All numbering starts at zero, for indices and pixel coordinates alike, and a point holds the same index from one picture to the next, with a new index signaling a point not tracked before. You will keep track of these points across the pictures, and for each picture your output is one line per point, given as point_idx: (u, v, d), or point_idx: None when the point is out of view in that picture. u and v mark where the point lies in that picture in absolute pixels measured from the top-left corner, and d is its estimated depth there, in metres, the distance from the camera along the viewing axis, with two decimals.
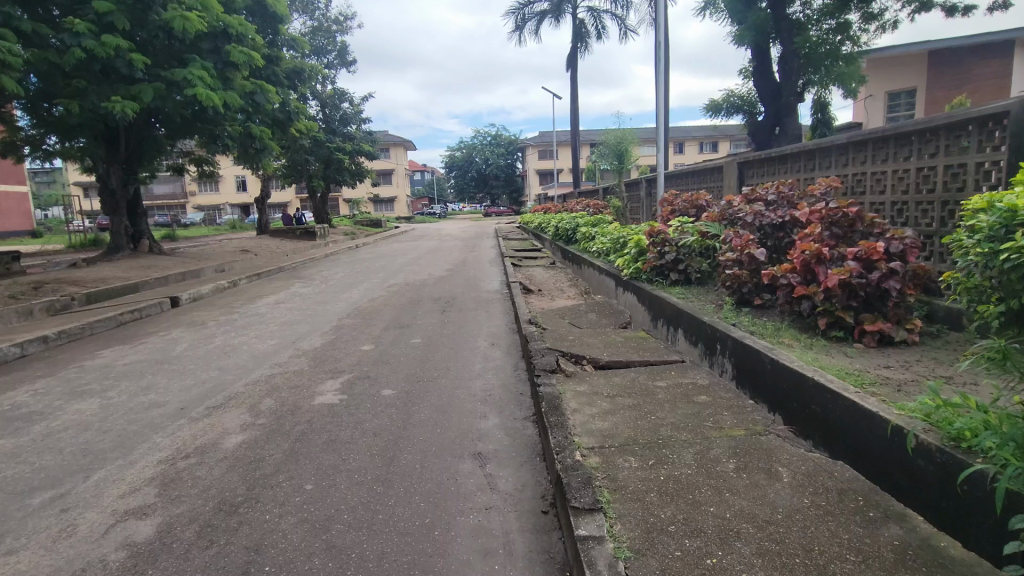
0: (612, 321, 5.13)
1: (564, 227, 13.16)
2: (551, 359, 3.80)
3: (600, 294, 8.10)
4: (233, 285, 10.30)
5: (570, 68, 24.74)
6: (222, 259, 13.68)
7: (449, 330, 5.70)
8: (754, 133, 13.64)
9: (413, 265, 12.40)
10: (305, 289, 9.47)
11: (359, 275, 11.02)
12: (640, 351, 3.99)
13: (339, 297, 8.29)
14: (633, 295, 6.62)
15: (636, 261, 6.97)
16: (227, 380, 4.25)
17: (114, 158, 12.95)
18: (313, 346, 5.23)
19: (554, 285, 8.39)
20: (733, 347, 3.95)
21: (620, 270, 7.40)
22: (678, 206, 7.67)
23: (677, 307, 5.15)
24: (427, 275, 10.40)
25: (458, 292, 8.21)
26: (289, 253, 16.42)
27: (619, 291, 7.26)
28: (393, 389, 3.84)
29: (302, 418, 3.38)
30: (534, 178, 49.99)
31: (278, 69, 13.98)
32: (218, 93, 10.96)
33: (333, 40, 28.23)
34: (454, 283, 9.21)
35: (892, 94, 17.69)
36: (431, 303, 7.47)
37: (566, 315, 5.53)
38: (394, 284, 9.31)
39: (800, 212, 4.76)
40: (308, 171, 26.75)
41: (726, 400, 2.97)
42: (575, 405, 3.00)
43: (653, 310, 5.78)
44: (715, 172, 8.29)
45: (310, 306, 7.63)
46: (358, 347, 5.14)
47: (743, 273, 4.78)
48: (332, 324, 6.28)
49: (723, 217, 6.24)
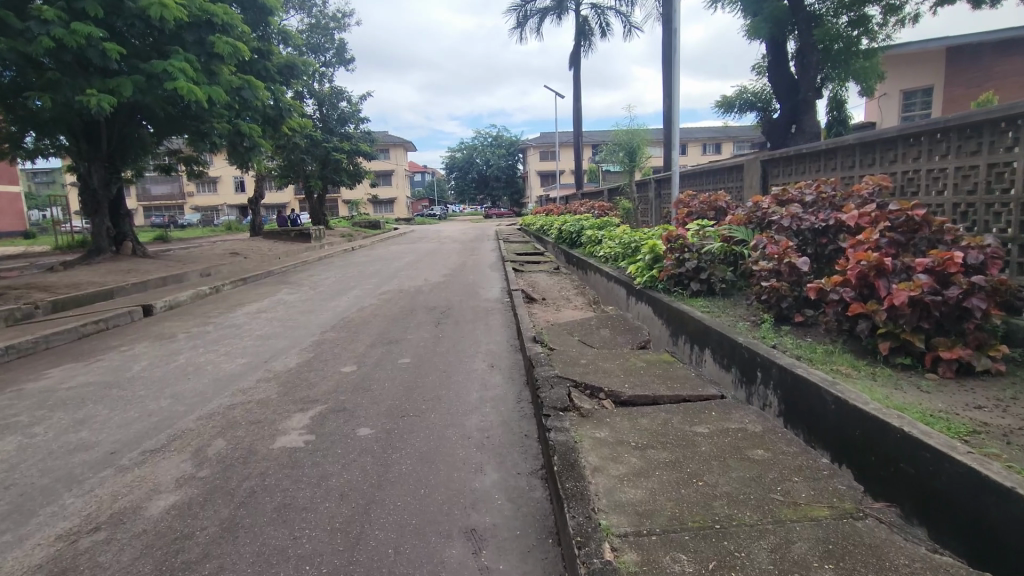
0: (628, 340, 4.47)
1: (568, 229, 12.52)
2: (562, 393, 3.15)
3: (610, 304, 7.46)
4: (216, 291, 9.65)
5: (574, 66, 24.16)
6: (209, 262, 13.04)
7: (444, 347, 5.05)
8: (769, 132, 12.97)
9: (409, 270, 11.78)
10: (292, 296, 8.82)
11: (351, 280, 10.38)
12: (668, 380, 3.34)
13: (326, 306, 7.64)
14: (649, 308, 5.98)
15: (651, 268, 6.33)
16: (177, 413, 3.60)
17: (96, 155, 12.27)
18: (287, 367, 4.57)
19: (559, 293, 7.75)
20: (778, 377, 3.30)
21: (633, 278, 6.76)
22: (696, 208, 7.04)
23: (704, 324, 4.50)
24: (423, 281, 9.74)
25: (455, 301, 7.57)
26: (281, 255, 15.79)
27: (632, 301, 6.62)
28: (371, 428, 3.18)
29: (254, 470, 2.73)
30: (535, 179, 49.41)
31: (269, 63, 13.45)
32: (202, 87, 10.36)
33: (331, 38, 27.63)
34: (452, 290, 8.58)
35: (907, 92, 17.08)
36: (425, 314, 6.81)
37: (575, 331, 4.88)
38: (387, 291, 8.66)
39: (848, 216, 4.11)
40: (305, 171, 26.12)
41: (791, 458, 2.33)
42: (596, 462, 2.35)
43: (674, 325, 5.13)
44: (734, 172, 7.66)
45: (293, 317, 6.97)
46: (337, 369, 4.48)
47: (782, 285, 4.13)
48: (313, 339, 5.62)
49: (750, 220, 5.59)
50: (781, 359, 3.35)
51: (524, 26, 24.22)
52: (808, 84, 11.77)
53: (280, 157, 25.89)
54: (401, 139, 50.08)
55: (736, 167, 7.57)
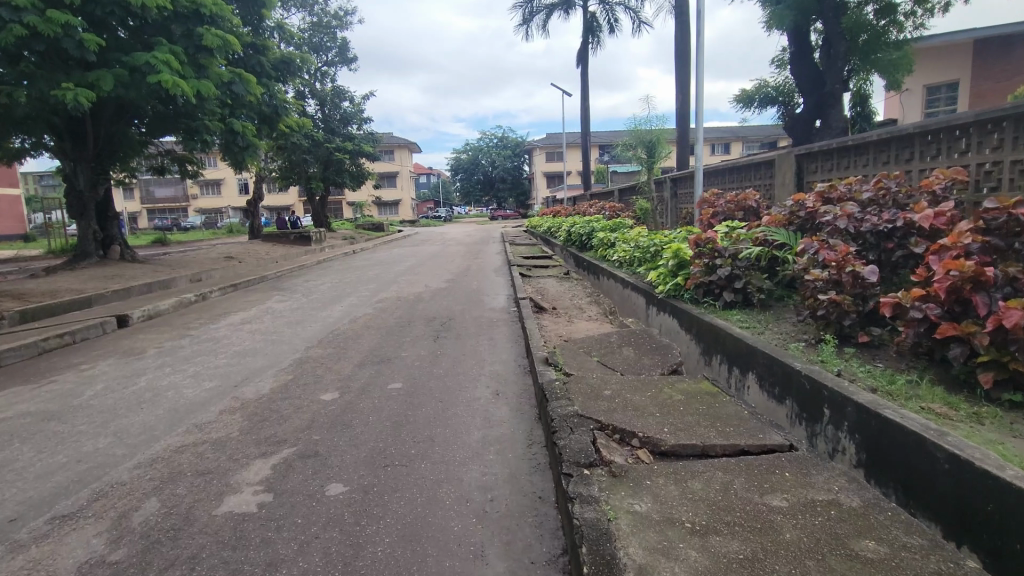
0: (659, 363, 3.81)
1: (578, 231, 11.84)
2: (586, 441, 2.50)
3: (628, 316, 6.82)
4: (203, 298, 9.02)
5: (581, 64, 23.53)
6: (201, 267, 12.45)
7: (443, 368, 4.38)
8: (792, 127, 12.28)
9: (410, 274, 11.16)
10: (282, 305, 8.18)
11: (347, 286, 9.77)
12: (717, 421, 2.67)
13: (317, 316, 6.99)
14: (675, 320, 5.31)
15: (675, 275, 5.68)
16: (112, 458, 2.95)
17: (82, 154, 11.68)
18: (259, 394, 3.92)
19: (571, 302, 7.11)
20: (857, 420, 2.63)
21: (654, 286, 6.12)
22: (721, 209, 6.37)
23: (746, 344, 3.83)
24: (423, 287, 9.10)
25: (458, 311, 6.92)
26: (278, 259, 15.19)
27: (654, 313, 5.96)
28: (345, 484, 2.53)
29: (185, 551, 2.07)
30: (541, 181, 48.73)
31: (264, 58, 12.88)
32: (189, 81, 9.77)
33: (333, 36, 27.06)
34: (454, 298, 7.94)
35: (931, 88, 16.40)
36: (424, 326, 6.15)
37: (593, 350, 4.21)
38: (385, 299, 8.00)
39: (922, 216, 3.45)
40: (306, 173, 25.54)
41: (917, 556, 1.67)
42: (642, 559, 1.69)
43: (708, 343, 4.47)
44: (761, 167, 7.03)
45: (278, 330, 6.33)
46: (316, 396, 3.83)
47: (843, 298, 3.45)
48: (296, 357, 4.98)
49: (791, 221, 4.94)
50: (859, 396, 2.68)
51: (529, 23, 23.58)
52: (834, 76, 11.06)
53: (281, 158, 25.33)
54: (405, 140, 49.52)
55: (766, 164, 6.89)
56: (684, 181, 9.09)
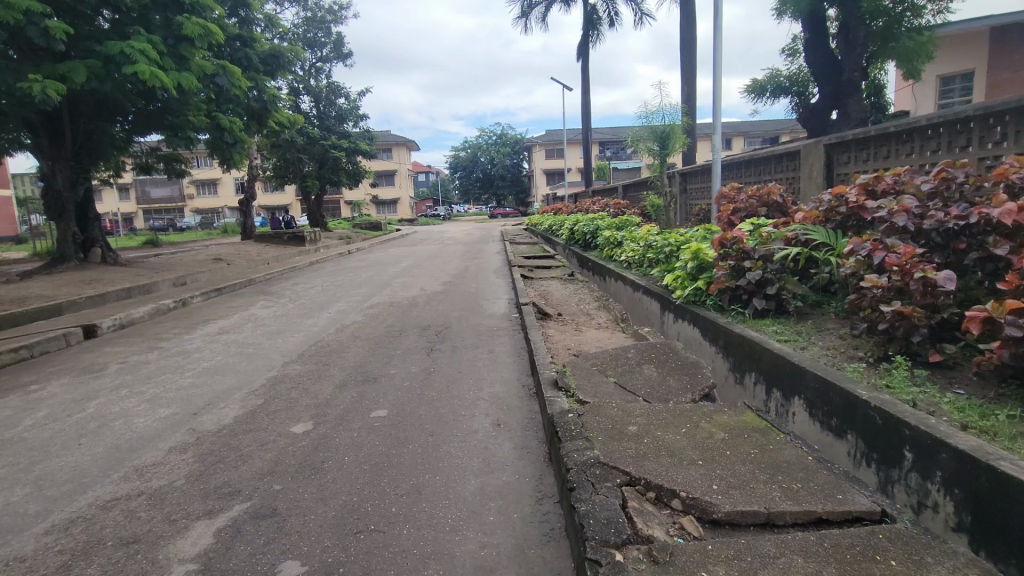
0: (689, 386, 3.25)
1: (582, 229, 11.26)
2: (614, 506, 1.94)
3: (641, 323, 6.28)
4: (184, 304, 8.46)
5: (582, 57, 22.97)
6: (187, 269, 11.89)
7: (435, 390, 3.81)
8: (807, 118, 11.70)
9: (405, 276, 10.60)
10: (266, 312, 7.60)
11: (338, 290, 9.20)
12: (777, 473, 2.11)
13: (301, 326, 6.42)
14: (697, 330, 4.75)
15: (696, 279, 5.13)
16: (22, 519, 2.38)
17: (60, 153, 11.07)
18: (220, 425, 3.35)
19: (577, 307, 6.56)
20: (957, 471, 2.06)
21: (670, 290, 5.57)
22: (744, 205, 5.81)
23: (790, 362, 3.27)
24: (419, 291, 8.54)
25: (454, 318, 6.35)
26: (270, 261, 14.63)
27: (672, 321, 5.41)
28: (303, 562, 1.97)
29: None
30: (541, 179, 48.04)
31: (251, 51, 12.42)
32: (169, 73, 9.20)
33: (327, 32, 26.44)
34: (452, 302, 7.39)
35: (945, 77, 15.86)
36: (417, 336, 5.59)
37: (609, 369, 3.65)
38: (376, 305, 7.43)
39: (1005, 210, 2.86)
40: (301, 171, 24.94)
41: None
42: None
43: (740, 359, 3.90)
44: (783, 160, 6.49)
45: (258, 341, 5.76)
46: (285, 428, 3.26)
47: (914, 312, 2.86)
48: (271, 376, 4.41)
49: (828, 217, 4.38)
50: (958, 441, 2.11)
51: (528, 16, 22.93)
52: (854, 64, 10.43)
53: (275, 156, 24.73)
54: (403, 138, 48.88)
55: (791, 155, 6.30)
56: (699, 175, 8.49)
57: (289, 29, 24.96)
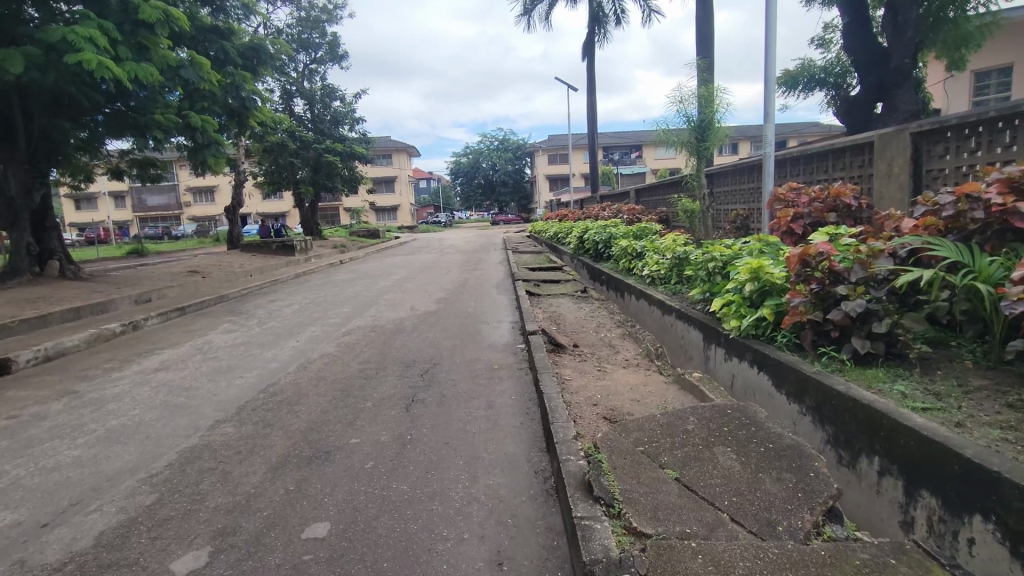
0: (801, 497, 2.06)
1: (593, 237, 10.09)
2: None
3: (678, 356, 5.13)
4: (135, 326, 7.28)
5: (587, 57, 21.89)
6: (154, 284, 10.72)
7: (407, 480, 2.61)
8: (845, 112, 10.44)
9: (396, 292, 9.44)
10: (226, 339, 6.42)
11: (317, 309, 8.04)
12: None
13: (260, 360, 5.23)
14: (766, 376, 3.56)
15: (756, 306, 3.97)
16: None
17: (13, 155, 9.91)
18: (67, 555, 2.16)
19: (596, 334, 5.40)
20: None
21: (719, 318, 4.40)
22: (808, 210, 4.70)
23: (960, 457, 2.07)
24: (408, 311, 7.36)
25: (446, 350, 5.16)
26: (252, 273, 13.48)
27: (722, 358, 4.25)
28: None
29: None
30: (544, 184, 46.85)
31: (229, 44, 11.32)
32: (124, 63, 8.05)
33: (322, 32, 25.35)
34: (446, 327, 6.22)
35: (980, 73, 14.70)
36: (397, 378, 4.39)
37: (664, 454, 2.46)
38: (356, 332, 6.23)
39: None
40: (295, 177, 23.80)
41: None
42: None
43: (849, 432, 2.71)
44: (850, 154, 5.33)
45: (198, 384, 4.57)
46: (162, 563, 2.07)
47: None
48: (188, 445, 3.22)
49: (955, 225, 3.20)
50: None
51: (531, 14, 21.77)
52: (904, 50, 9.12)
53: (267, 161, 23.61)
54: (403, 144, 47.85)
55: (868, 148, 5.09)
56: (735, 175, 7.28)
57: (281, 29, 23.88)
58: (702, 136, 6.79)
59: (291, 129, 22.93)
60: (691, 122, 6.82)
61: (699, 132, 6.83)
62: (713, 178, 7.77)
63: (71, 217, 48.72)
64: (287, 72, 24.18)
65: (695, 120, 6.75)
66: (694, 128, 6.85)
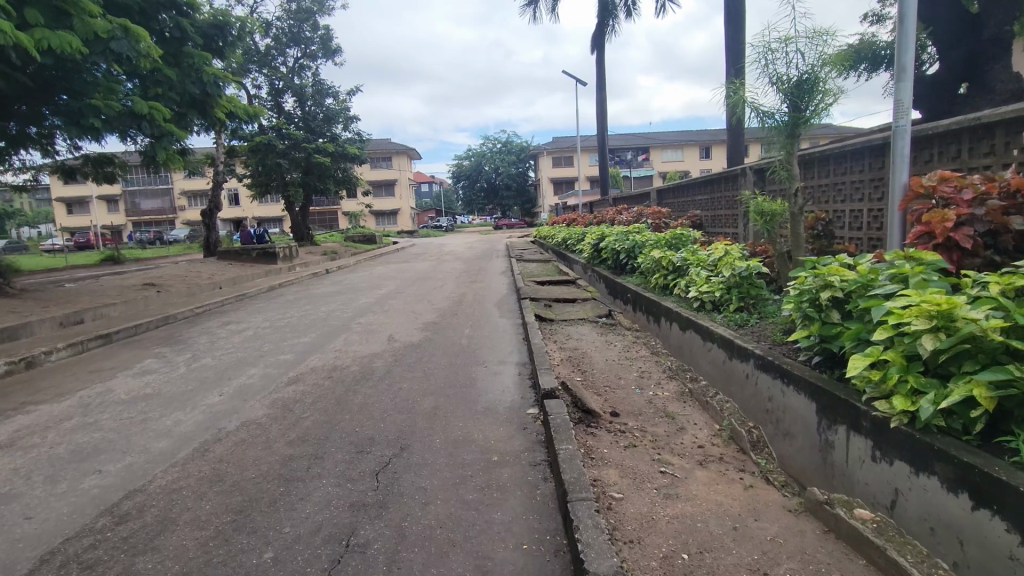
0: None
1: (613, 246, 8.44)
2: None
3: (768, 429, 3.46)
4: (29, 362, 5.62)
5: (597, 49, 20.34)
6: (95, 301, 9.06)
7: None
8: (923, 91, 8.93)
9: (377, 313, 7.76)
10: (131, 387, 4.73)
11: (274, 339, 6.36)
12: None
13: (147, 433, 3.52)
14: (1003, 525, 1.89)
15: (944, 382, 2.30)
16: None
17: None
18: None
19: (640, 397, 3.70)
20: None
21: (858, 392, 2.72)
22: (979, 212, 3.01)
23: None
24: (384, 345, 5.67)
25: (423, 421, 3.47)
26: (221, 286, 11.84)
27: (869, 455, 2.59)
28: None
29: None
30: (548, 188, 45.26)
31: (186, 20, 9.74)
32: (31, 28, 6.43)
33: (314, 25, 23.76)
34: (428, 374, 4.54)
35: None
36: (334, 484, 2.69)
37: None
38: (306, 380, 4.54)
39: None
40: (283, 178, 22.15)
41: None
42: None
43: None
44: (1010, 133, 3.70)
45: (24, 484, 2.89)
46: None
47: None
48: None
49: None
50: None
51: (538, 4, 20.15)
52: (996, 20, 7.51)
53: (253, 161, 21.98)
54: (403, 146, 46.24)
55: None
56: (824, 162, 5.73)
57: (270, 21, 22.27)
58: (809, 101, 3.71)
59: (278, 127, 21.31)
60: (790, 88, 3.72)
61: (797, 105, 3.75)
62: (802, 167, 6.07)
63: (61, 221, 47.06)
64: (276, 67, 22.58)
65: (800, 82, 3.68)
66: (796, 97, 3.72)
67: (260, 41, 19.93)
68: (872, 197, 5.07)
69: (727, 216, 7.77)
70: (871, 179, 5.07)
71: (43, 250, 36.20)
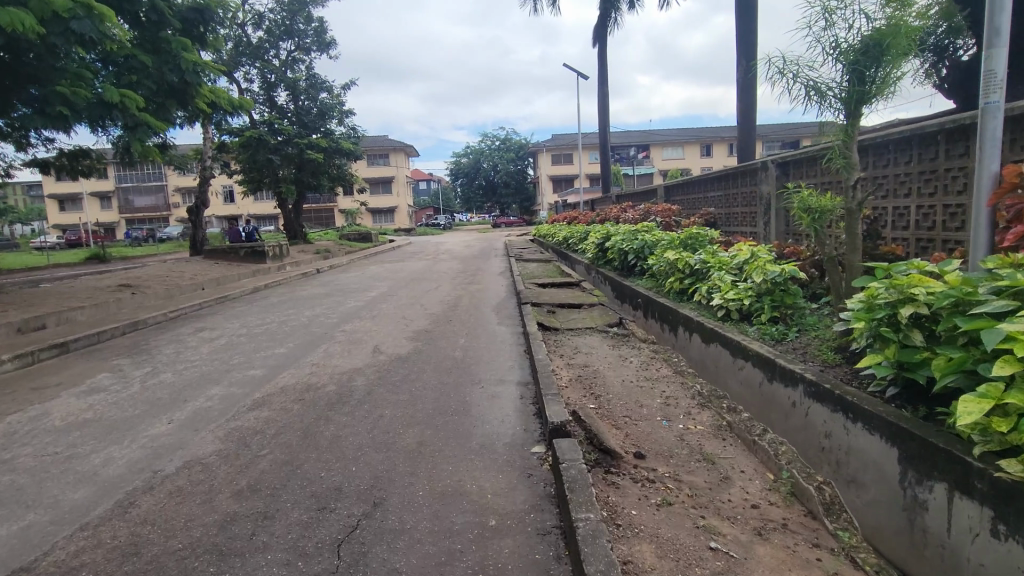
0: None
1: (621, 246, 7.78)
2: None
3: (827, 473, 2.83)
4: None
5: (599, 42, 19.69)
6: (61, 304, 8.39)
7: None
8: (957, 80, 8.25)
9: (364, 319, 7.10)
10: (69, 411, 4.06)
11: (246, 350, 5.69)
12: None
13: (65, 477, 2.87)
14: None
15: None
16: None
17: None
18: None
19: (667, 435, 3.05)
20: None
21: (965, 442, 2.08)
22: None
23: None
24: (367, 359, 5.01)
25: (403, 463, 2.82)
26: (203, 287, 11.18)
27: (987, 527, 1.95)
28: None
29: None
30: (547, 185, 44.56)
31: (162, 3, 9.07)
32: None
33: (308, 17, 23.05)
34: (414, 397, 3.89)
35: None
36: (280, 564, 2.05)
37: None
38: (272, 404, 3.89)
39: None
40: (275, 175, 21.46)
41: None
42: None
43: None
44: None
45: None
46: None
47: None
48: None
49: None
50: None
51: None
52: None
53: (244, 157, 21.27)
54: (400, 143, 45.54)
55: None
56: (865, 153, 5.07)
57: (262, 12, 21.55)
58: (879, 70, 3.05)
59: (270, 121, 20.62)
60: (855, 54, 3.07)
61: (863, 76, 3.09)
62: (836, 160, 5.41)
63: (53, 217, 46.26)
64: (268, 59, 21.88)
65: (868, 46, 3.03)
66: (863, 64, 3.06)
67: (251, 32, 19.23)
68: (922, 193, 4.41)
69: (746, 214, 7.11)
70: (921, 172, 4.41)
71: (33, 248, 35.43)
